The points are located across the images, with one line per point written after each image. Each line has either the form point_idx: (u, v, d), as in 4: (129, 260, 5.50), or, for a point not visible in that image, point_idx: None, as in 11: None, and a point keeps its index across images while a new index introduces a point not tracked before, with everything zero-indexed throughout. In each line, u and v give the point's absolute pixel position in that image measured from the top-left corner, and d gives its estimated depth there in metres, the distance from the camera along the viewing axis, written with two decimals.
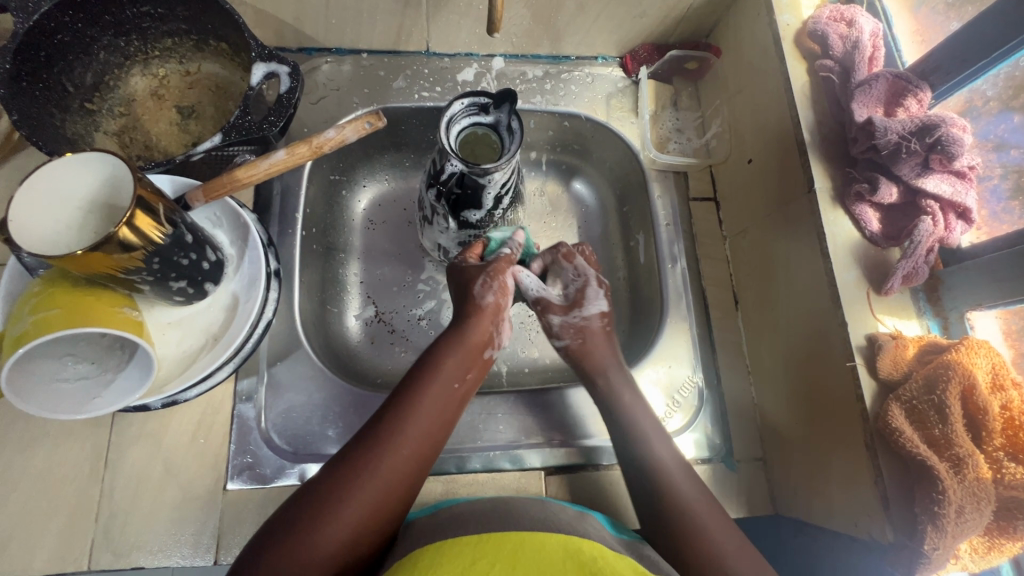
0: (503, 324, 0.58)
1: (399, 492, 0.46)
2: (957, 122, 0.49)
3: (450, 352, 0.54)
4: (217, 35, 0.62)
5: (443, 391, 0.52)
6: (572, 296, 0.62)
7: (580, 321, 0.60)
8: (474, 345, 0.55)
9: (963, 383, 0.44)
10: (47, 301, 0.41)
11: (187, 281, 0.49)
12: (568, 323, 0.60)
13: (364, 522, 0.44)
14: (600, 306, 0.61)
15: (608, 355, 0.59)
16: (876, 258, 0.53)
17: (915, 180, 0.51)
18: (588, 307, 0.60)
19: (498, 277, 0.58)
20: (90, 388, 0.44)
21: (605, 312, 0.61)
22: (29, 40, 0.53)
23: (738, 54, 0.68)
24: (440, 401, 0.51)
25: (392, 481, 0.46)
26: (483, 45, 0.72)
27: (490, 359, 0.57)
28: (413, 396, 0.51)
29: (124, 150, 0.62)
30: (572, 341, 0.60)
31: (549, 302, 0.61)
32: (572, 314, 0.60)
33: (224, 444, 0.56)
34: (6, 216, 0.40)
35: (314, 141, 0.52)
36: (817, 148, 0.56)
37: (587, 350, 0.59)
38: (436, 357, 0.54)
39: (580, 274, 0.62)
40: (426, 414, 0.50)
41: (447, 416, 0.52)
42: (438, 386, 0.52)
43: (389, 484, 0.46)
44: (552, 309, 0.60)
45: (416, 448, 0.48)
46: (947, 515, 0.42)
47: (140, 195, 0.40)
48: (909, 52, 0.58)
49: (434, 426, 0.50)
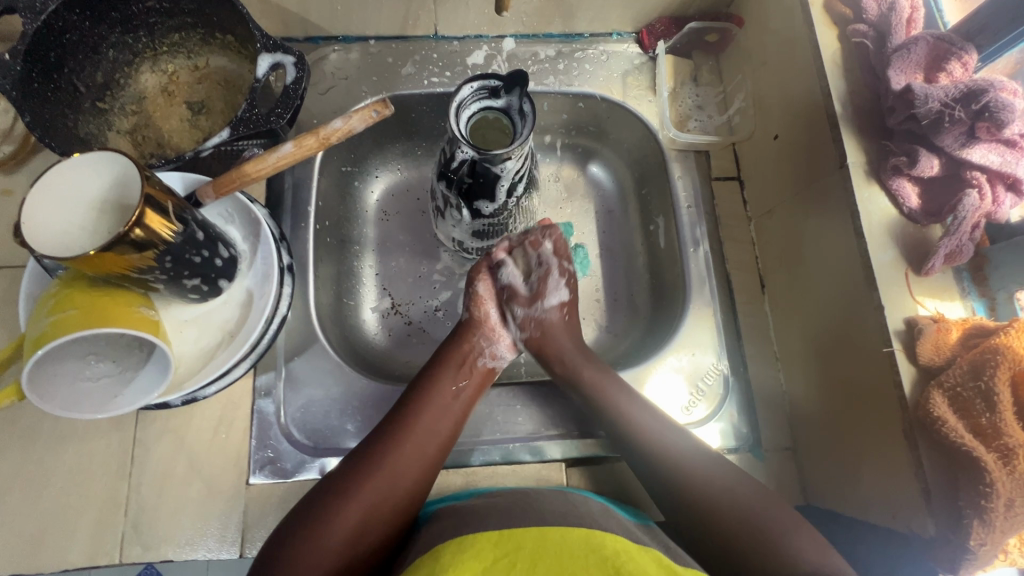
0: (492, 335, 0.59)
1: (402, 492, 0.47)
2: (1007, 85, 0.45)
3: (446, 359, 0.56)
4: (223, 28, 0.61)
5: (439, 398, 0.53)
6: (534, 285, 0.60)
7: (542, 313, 0.60)
8: (463, 356, 0.56)
9: (1013, 368, 0.41)
10: (65, 302, 0.42)
11: (201, 278, 0.49)
12: (529, 317, 0.60)
13: (368, 518, 0.45)
14: (560, 297, 0.61)
15: (566, 342, 0.59)
16: (915, 236, 0.49)
17: (959, 152, 0.47)
18: (547, 299, 0.60)
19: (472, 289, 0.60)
20: (113, 388, 0.44)
21: (565, 302, 0.61)
22: (38, 41, 0.53)
23: (762, 23, 0.64)
24: (439, 405, 0.52)
25: (394, 477, 0.47)
26: (492, 26, 0.69)
27: (487, 367, 0.57)
28: (412, 401, 0.52)
29: (137, 149, 0.62)
30: (531, 333, 0.60)
31: (515, 290, 0.60)
32: (535, 307, 0.59)
33: (246, 439, 0.56)
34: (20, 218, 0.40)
35: (322, 132, 0.51)
36: (850, 120, 0.52)
37: (547, 342, 0.59)
38: (433, 366, 0.55)
39: (543, 263, 0.59)
40: (425, 416, 0.51)
41: (449, 419, 0.52)
42: (435, 395, 0.53)
43: (391, 481, 0.47)
44: (517, 299, 0.60)
45: (416, 452, 0.49)
46: (995, 509, 0.40)
47: (149, 194, 0.40)
48: (951, 11, 0.53)
49: (435, 427, 0.51)
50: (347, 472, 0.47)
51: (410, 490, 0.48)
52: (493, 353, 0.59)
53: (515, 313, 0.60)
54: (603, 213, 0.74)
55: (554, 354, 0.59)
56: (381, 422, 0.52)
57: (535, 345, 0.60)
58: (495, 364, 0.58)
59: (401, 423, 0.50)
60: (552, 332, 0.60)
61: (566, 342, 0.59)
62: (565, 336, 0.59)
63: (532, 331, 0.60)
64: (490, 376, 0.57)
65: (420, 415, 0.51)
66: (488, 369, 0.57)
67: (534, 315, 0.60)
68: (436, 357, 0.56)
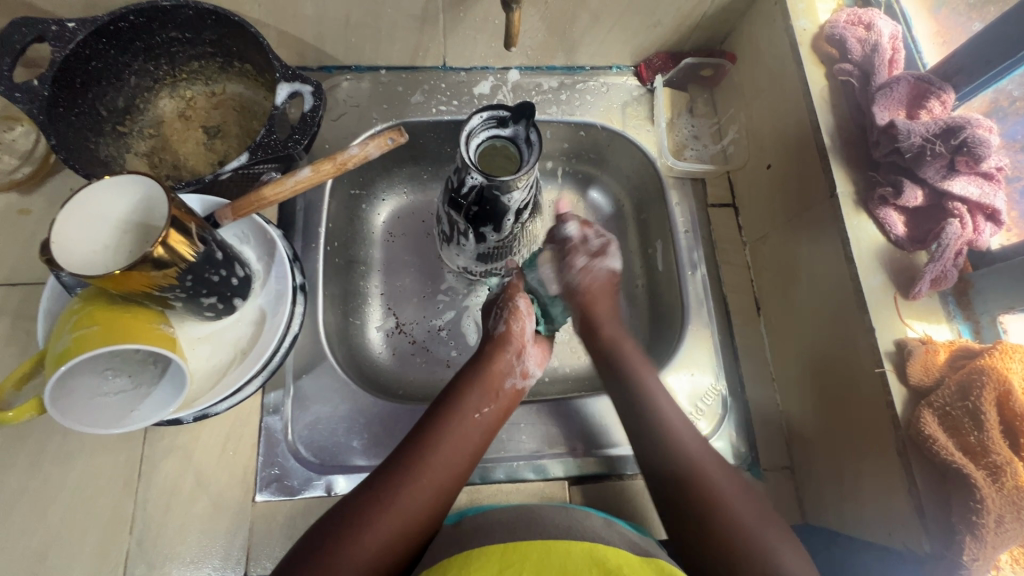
0: (523, 353, 0.60)
1: (421, 517, 0.48)
2: (982, 123, 0.48)
3: (473, 380, 0.56)
4: (242, 57, 0.64)
5: (464, 421, 0.53)
6: (596, 247, 0.66)
7: (597, 269, 0.65)
8: (491, 378, 0.57)
9: (999, 389, 0.43)
10: (87, 319, 0.43)
11: (217, 297, 0.50)
12: (586, 267, 0.65)
13: (389, 543, 0.45)
14: (615, 264, 0.66)
15: (609, 309, 0.64)
16: (902, 261, 0.52)
17: (941, 183, 0.50)
18: (607, 259, 0.65)
19: (509, 304, 0.62)
20: (128, 402, 0.45)
21: (616, 271, 0.66)
22: (65, 68, 0.55)
23: (754, 61, 0.68)
24: (463, 429, 0.53)
25: (416, 501, 0.48)
26: (498, 59, 0.73)
27: (515, 388, 0.59)
28: (437, 423, 0.53)
29: (153, 171, 0.64)
30: (583, 284, 0.64)
31: (576, 244, 0.65)
32: (596, 262, 0.65)
33: (253, 456, 0.57)
34: (48, 235, 0.41)
35: (338, 157, 0.53)
36: (838, 152, 0.55)
37: (592, 301, 0.64)
38: (460, 387, 0.56)
39: (602, 235, 0.67)
40: (450, 441, 0.52)
41: (470, 445, 0.53)
42: (460, 417, 0.54)
43: (413, 507, 0.47)
44: (578, 252, 0.65)
45: (438, 475, 0.50)
46: (987, 525, 0.41)
47: (174, 215, 0.42)
48: (930, 54, 0.57)
49: (458, 453, 0.52)
50: (369, 498, 0.47)
51: (431, 516, 0.48)
52: (524, 372, 0.60)
53: (577, 262, 0.64)
54: None
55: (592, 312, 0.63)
56: (404, 445, 0.52)
57: (582, 294, 0.64)
58: (523, 385, 0.60)
59: (426, 445, 0.51)
60: (598, 295, 0.64)
61: (606, 308, 0.64)
62: (608, 307, 0.64)
63: (592, 279, 0.64)
64: (516, 397, 0.59)
65: (444, 437, 0.52)
66: (517, 389, 0.59)
67: (593, 268, 0.65)
68: (463, 376, 0.57)
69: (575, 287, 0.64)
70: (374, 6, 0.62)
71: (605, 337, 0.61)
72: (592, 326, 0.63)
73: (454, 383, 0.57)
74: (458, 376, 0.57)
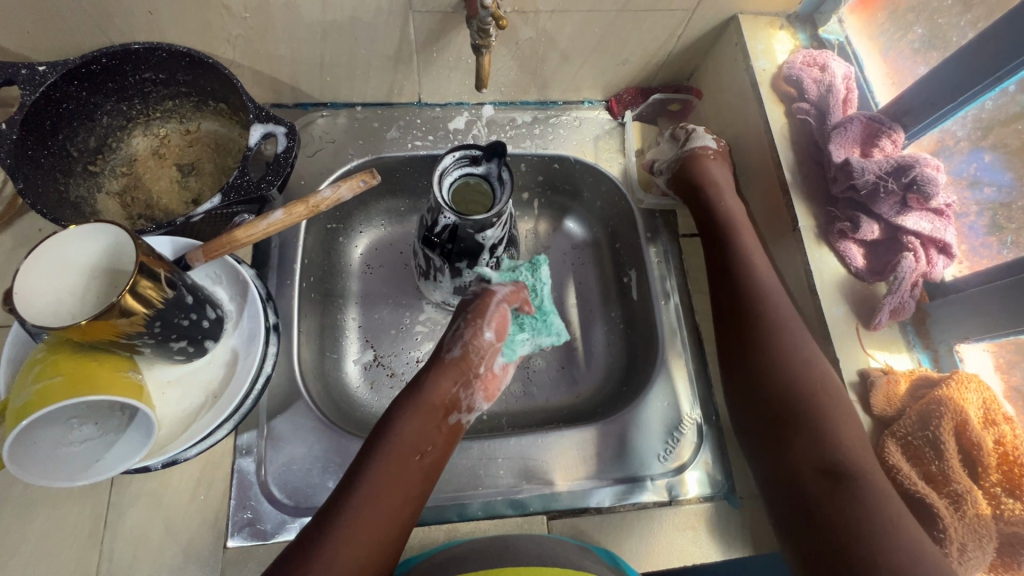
0: (473, 386, 0.58)
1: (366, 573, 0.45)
2: (930, 162, 0.50)
3: (413, 416, 0.53)
4: (217, 96, 0.64)
5: (405, 463, 0.51)
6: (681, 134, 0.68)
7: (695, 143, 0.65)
8: (430, 413, 0.54)
9: (956, 419, 0.45)
10: (51, 368, 0.42)
11: (187, 340, 0.50)
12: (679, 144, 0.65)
13: None
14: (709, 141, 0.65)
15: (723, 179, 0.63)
16: (863, 293, 0.54)
17: (895, 218, 0.52)
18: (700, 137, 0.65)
19: (473, 323, 0.59)
20: (95, 451, 0.45)
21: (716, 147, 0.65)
22: (35, 110, 0.55)
23: (719, 98, 0.70)
24: (401, 472, 0.50)
25: (359, 560, 0.45)
26: (472, 95, 0.74)
27: (458, 422, 0.56)
28: (375, 466, 0.50)
29: (125, 210, 0.64)
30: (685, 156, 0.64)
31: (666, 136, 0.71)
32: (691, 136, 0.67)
33: (225, 499, 0.56)
34: (12, 287, 0.41)
35: (311, 200, 0.52)
36: (800, 187, 0.57)
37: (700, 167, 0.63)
38: (395, 426, 0.53)
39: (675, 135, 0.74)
40: (390, 487, 0.49)
41: (410, 487, 0.50)
42: (400, 460, 0.51)
43: (355, 564, 0.45)
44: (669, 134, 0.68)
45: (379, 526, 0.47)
46: (950, 555, 0.42)
47: (143, 262, 0.42)
48: (881, 94, 0.60)
49: (399, 498, 0.49)
50: (309, 556, 0.44)
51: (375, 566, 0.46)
52: (470, 406, 0.58)
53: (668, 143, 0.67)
54: (580, 267, 0.78)
55: (700, 169, 0.63)
56: (339, 492, 0.49)
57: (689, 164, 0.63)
58: (467, 419, 0.58)
59: (364, 495, 0.48)
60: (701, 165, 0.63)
61: (711, 166, 0.63)
62: (715, 170, 0.63)
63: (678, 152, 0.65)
64: (458, 429, 0.57)
65: (378, 481, 0.49)
66: (460, 422, 0.57)
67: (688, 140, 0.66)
68: (394, 411, 0.54)
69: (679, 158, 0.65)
70: (349, 47, 0.63)
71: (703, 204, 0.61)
72: (699, 187, 0.62)
73: (383, 421, 0.54)
74: (393, 413, 0.54)
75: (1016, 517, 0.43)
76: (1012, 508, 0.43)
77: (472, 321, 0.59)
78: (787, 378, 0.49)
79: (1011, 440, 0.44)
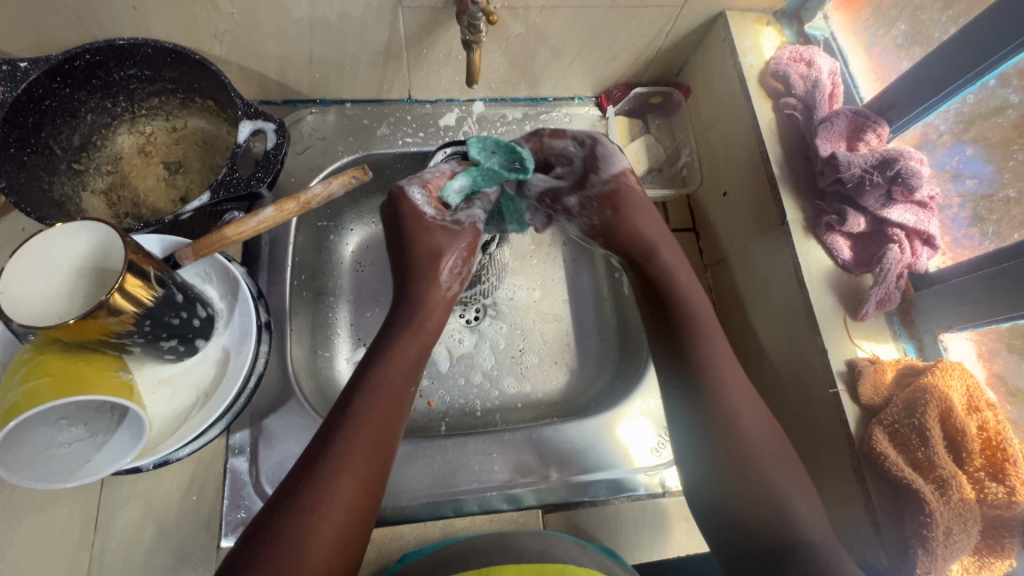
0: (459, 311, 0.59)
1: (369, 486, 0.45)
2: (913, 155, 0.51)
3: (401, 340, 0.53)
4: (204, 93, 0.64)
5: (395, 384, 0.50)
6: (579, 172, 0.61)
7: (604, 187, 0.60)
8: (417, 338, 0.54)
9: (941, 406, 0.46)
10: (38, 369, 0.41)
11: (178, 339, 0.49)
12: (588, 199, 0.60)
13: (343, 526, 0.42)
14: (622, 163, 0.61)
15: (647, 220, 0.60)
16: (849, 285, 0.55)
17: (880, 211, 0.53)
18: (607, 170, 0.60)
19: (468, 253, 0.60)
20: (85, 452, 0.44)
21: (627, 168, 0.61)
22: (17, 107, 0.54)
23: (707, 93, 0.71)
24: (389, 394, 0.49)
25: (361, 476, 0.44)
26: (462, 92, 0.74)
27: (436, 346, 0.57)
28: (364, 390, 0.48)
29: (111, 209, 0.63)
30: (599, 215, 0.60)
31: (557, 188, 0.62)
32: (585, 189, 0.61)
33: (218, 499, 0.56)
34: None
35: (302, 197, 0.51)
36: (788, 181, 0.58)
37: (623, 222, 0.59)
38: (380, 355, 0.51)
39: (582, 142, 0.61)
40: (383, 408, 0.48)
41: (398, 408, 0.49)
42: (389, 381, 0.49)
43: (361, 479, 0.44)
44: (564, 192, 0.61)
45: (376, 443, 0.46)
46: (937, 538, 0.43)
47: (131, 260, 0.41)
48: (866, 89, 0.61)
49: (392, 418, 0.48)
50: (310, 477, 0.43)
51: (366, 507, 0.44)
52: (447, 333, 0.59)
53: (570, 205, 0.61)
54: (571, 265, 0.79)
55: (638, 232, 0.59)
56: (330, 418, 0.47)
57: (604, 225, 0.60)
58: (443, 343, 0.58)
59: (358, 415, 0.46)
60: (621, 203, 0.59)
61: (643, 218, 0.59)
62: (651, 227, 0.59)
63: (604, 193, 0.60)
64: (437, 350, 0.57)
65: (370, 406, 0.47)
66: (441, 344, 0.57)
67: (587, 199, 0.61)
68: (379, 352, 0.52)
69: (598, 192, 0.60)
70: (338, 42, 0.63)
71: (658, 270, 0.57)
72: (649, 252, 0.58)
73: (368, 360, 0.51)
74: (379, 343, 0.53)
75: (999, 500, 0.44)
76: (996, 491, 0.44)
77: (451, 249, 0.59)
78: (726, 405, 0.50)
79: (995, 426, 0.45)
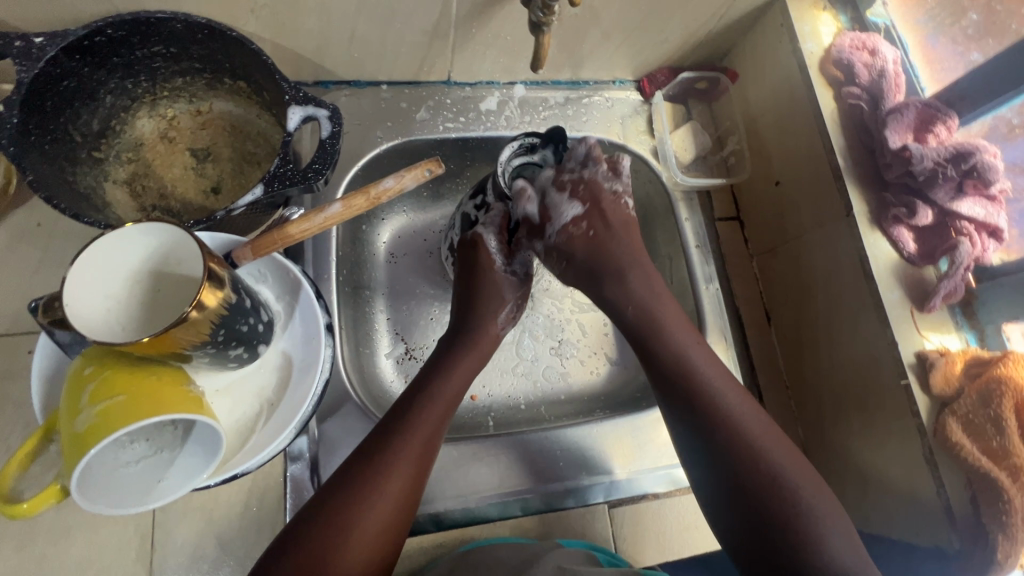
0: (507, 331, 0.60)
1: (412, 488, 0.46)
2: (988, 149, 0.52)
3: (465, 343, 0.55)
4: (235, 74, 0.58)
5: (449, 390, 0.52)
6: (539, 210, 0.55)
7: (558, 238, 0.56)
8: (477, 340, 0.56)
9: (1016, 397, 0.47)
10: (105, 387, 0.38)
11: (244, 347, 0.46)
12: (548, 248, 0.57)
13: (382, 526, 0.44)
14: (571, 210, 0.55)
15: (618, 247, 0.56)
16: (914, 277, 0.55)
17: (949, 204, 0.54)
18: (559, 219, 0.56)
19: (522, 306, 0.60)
20: (155, 472, 0.41)
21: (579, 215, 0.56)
22: (34, 89, 0.48)
23: (757, 79, 0.69)
24: (444, 401, 0.51)
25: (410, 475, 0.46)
26: (505, 74, 0.71)
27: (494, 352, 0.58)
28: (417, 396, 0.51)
29: (137, 201, 0.58)
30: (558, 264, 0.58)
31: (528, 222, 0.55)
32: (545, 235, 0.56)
33: (280, 509, 0.53)
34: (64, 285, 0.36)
35: (372, 192, 0.49)
36: (852, 173, 0.58)
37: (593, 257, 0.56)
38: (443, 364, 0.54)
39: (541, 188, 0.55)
40: (436, 411, 0.50)
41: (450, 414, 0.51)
42: (446, 386, 0.52)
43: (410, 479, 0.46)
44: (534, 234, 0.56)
45: (425, 446, 0.48)
46: (1016, 524, 0.45)
47: (210, 268, 0.38)
48: (926, 79, 0.61)
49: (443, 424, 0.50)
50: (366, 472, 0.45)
51: (406, 508, 0.46)
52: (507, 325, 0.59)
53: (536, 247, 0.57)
54: None
55: (607, 256, 0.56)
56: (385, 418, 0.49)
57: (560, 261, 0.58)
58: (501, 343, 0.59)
59: (413, 416, 0.49)
60: (592, 242, 0.56)
61: (613, 245, 0.56)
62: (621, 247, 0.56)
63: (583, 231, 0.56)
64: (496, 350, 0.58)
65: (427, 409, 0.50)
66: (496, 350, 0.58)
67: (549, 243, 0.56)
68: (445, 360, 0.54)
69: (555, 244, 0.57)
70: (384, 20, 0.58)
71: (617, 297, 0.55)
72: (615, 272, 0.55)
73: (432, 368, 0.54)
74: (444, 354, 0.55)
75: None
76: None
77: (509, 302, 0.58)
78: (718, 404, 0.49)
79: None
